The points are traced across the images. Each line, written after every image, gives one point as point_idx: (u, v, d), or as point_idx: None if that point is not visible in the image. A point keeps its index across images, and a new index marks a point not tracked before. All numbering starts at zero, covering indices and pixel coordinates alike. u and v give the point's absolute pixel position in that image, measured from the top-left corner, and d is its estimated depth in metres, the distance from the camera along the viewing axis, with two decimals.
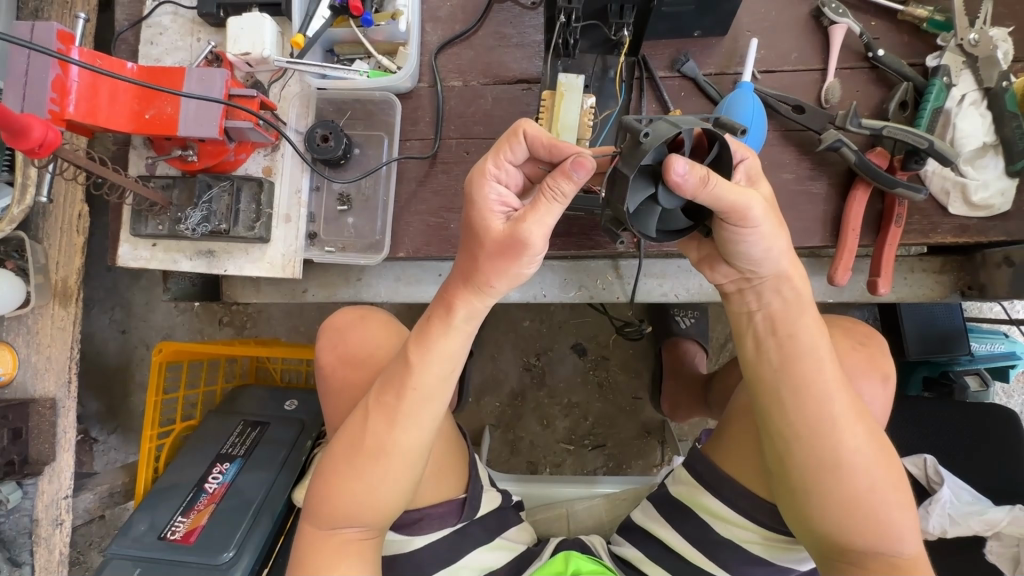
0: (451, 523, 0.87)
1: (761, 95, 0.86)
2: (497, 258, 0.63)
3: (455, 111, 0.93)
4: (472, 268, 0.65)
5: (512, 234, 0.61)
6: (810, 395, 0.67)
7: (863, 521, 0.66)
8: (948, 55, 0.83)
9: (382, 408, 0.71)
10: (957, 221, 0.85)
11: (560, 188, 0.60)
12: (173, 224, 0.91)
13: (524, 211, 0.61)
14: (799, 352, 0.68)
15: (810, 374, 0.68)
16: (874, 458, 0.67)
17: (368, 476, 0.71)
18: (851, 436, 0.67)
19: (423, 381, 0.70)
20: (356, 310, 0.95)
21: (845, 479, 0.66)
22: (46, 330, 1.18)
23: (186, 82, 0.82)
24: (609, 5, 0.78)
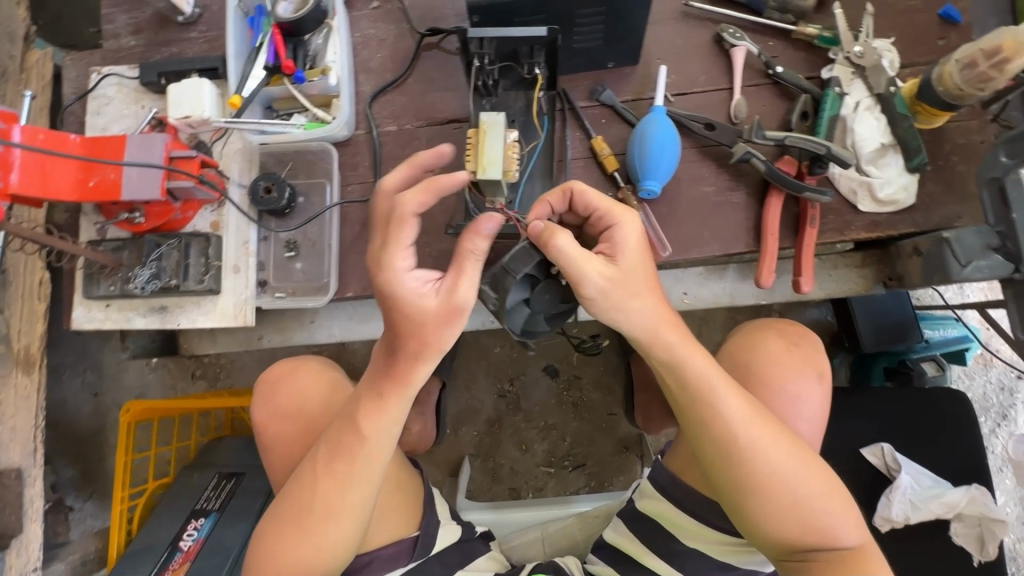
0: (403, 562, 0.87)
1: (675, 116, 0.92)
2: (446, 331, 0.68)
3: (392, 154, 0.98)
4: (423, 341, 0.68)
5: (450, 305, 0.67)
6: (714, 423, 0.70)
7: (799, 526, 0.69)
8: (838, 67, 0.90)
9: (329, 474, 0.75)
10: (868, 218, 0.90)
11: (477, 247, 0.66)
12: (123, 284, 0.93)
13: (452, 282, 0.67)
14: (696, 387, 0.71)
15: (718, 399, 0.70)
16: (792, 467, 0.69)
17: (316, 537, 0.75)
18: (765, 451, 0.69)
19: (373, 443, 0.74)
20: (286, 363, 0.96)
21: (769, 490, 0.69)
22: (9, 400, 1.18)
23: (127, 149, 0.85)
24: (520, 47, 0.82)
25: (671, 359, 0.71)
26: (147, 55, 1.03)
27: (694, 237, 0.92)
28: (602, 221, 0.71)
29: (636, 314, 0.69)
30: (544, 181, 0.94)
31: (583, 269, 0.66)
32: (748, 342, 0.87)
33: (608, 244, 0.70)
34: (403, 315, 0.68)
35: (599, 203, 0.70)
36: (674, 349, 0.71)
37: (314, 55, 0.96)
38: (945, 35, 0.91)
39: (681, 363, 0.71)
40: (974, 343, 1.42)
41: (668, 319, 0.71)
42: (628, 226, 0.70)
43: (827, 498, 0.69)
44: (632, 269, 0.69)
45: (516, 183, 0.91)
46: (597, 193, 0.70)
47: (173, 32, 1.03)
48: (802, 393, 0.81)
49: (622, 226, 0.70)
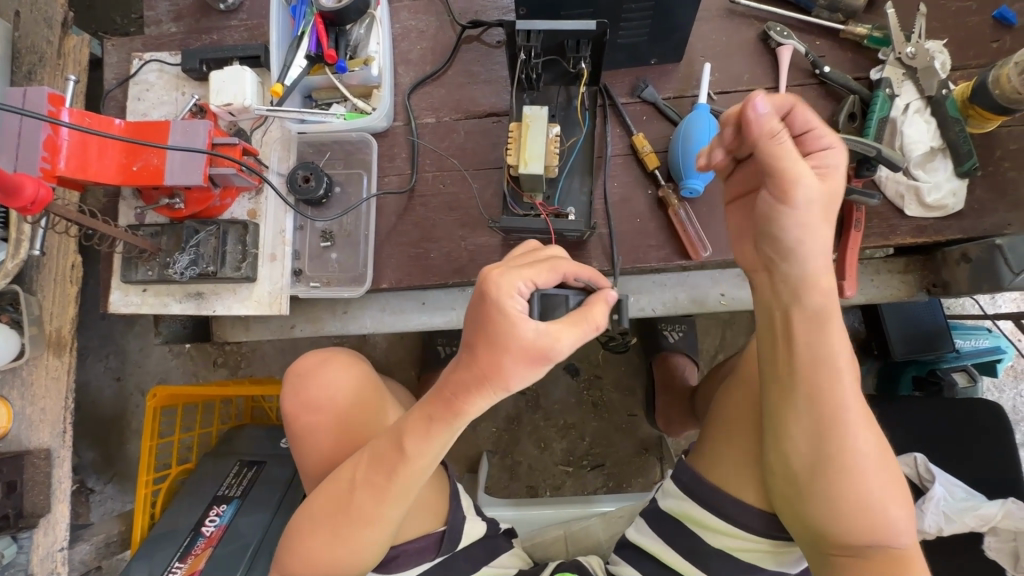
0: (430, 557, 0.87)
1: (718, 114, 0.91)
2: (518, 364, 0.61)
3: (430, 146, 0.98)
4: (491, 366, 0.62)
5: (544, 347, 0.61)
6: (822, 388, 0.69)
7: (863, 518, 0.67)
8: (889, 68, 0.88)
9: (379, 456, 0.74)
10: (915, 222, 0.88)
11: (597, 318, 0.64)
12: (161, 269, 0.94)
13: (562, 331, 0.61)
14: (805, 354, 0.70)
15: (823, 372, 0.69)
16: (879, 455, 0.68)
17: (354, 540, 0.75)
18: (859, 431, 0.68)
19: (414, 452, 0.72)
20: (319, 354, 0.96)
21: (848, 477, 0.67)
22: (41, 380, 1.20)
23: (171, 135, 0.85)
24: (567, 41, 0.82)
25: (818, 314, 0.70)
26: (188, 42, 1.03)
27: (734, 238, 0.91)
28: (811, 140, 0.69)
29: (765, 272, 0.68)
30: (584, 178, 0.93)
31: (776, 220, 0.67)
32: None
33: (819, 162, 0.68)
34: (487, 340, 0.61)
35: (789, 154, 0.65)
36: (799, 309, 0.71)
37: (355, 45, 0.96)
38: (1000, 38, 0.89)
39: (802, 321, 0.70)
40: (1007, 354, 1.39)
41: (799, 287, 0.70)
42: (807, 180, 0.65)
43: (899, 496, 0.68)
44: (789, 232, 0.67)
45: (555, 178, 0.91)
46: (773, 142, 0.65)
47: (214, 20, 1.04)
48: None
49: (799, 180, 0.65)
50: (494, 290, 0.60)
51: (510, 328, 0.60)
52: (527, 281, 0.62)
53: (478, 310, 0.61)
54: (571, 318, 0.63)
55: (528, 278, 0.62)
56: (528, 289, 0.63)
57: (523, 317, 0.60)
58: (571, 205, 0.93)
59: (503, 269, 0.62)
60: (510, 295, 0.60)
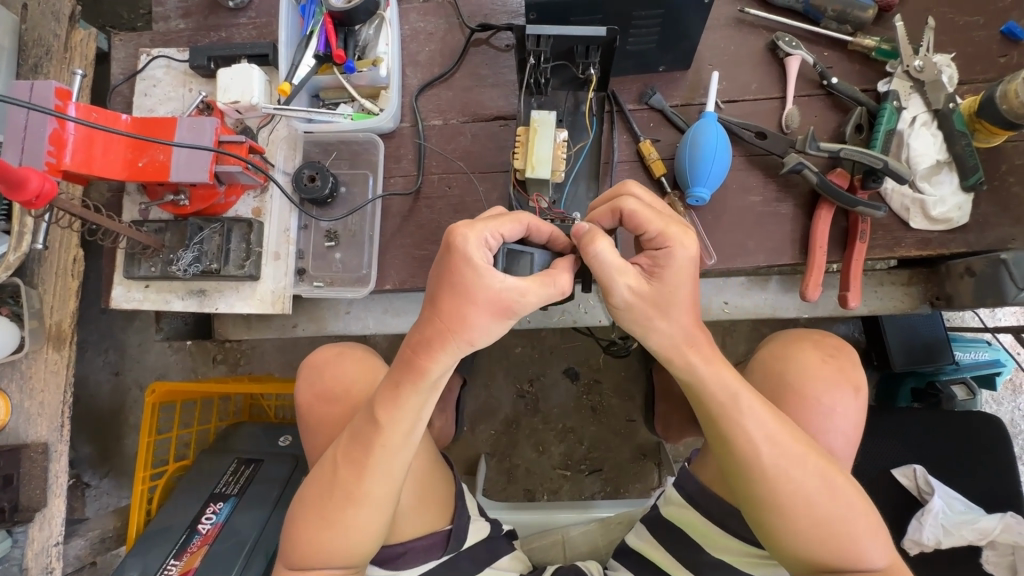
0: (437, 555, 0.87)
1: (725, 123, 0.91)
2: (482, 314, 0.61)
3: (436, 148, 0.98)
4: (457, 318, 0.61)
5: (510, 300, 0.61)
6: (739, 439, 0.69)
7: (823, 542, 0.68)
8: (896, 81, 0.88)
9: (352, 460, 0.73)
10: (919, 235, 0.88)
11: (560, 280, 0.65)
12: (165, 265, 0.94)
13: (527, 285, 0.61)
14: (711, 400, 0.69)
15: (739, 418, 0.68)
16: (819, 484, 0.68)
17: (342, 523, 0.74)
18: (790, 469, 0.68)
19: (391, 436, 0.71)
20: (335, 347, 0.96)
21: (795, 511, 0.68)
22: (39, 374, 1.20)
23: (177, 132, 0.85)
24: (576, 46, 0.82)
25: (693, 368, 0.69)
26: (196, 39, 1.03)
27: (739, 247, 0.91)
28: (658, 239, 0.65)
29: (664, 333, 0.67)
30: (590, 183, 0.93)
31: (612, 279, 0.64)
32: (779, 355, 0.86)
33: (653, 261, 0.65)
34: (453, 291, 0.61)
35: (651, 223, 0.65)
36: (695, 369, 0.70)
37: (364, 45, 0.96)
38: (1006, 53, 0.89)
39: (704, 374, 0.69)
40: (1005, 367, 1.40)
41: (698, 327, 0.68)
42: (682, 252, 0.64)
43: (855, 518, 0.68)
44: (675, 288, 0.65)
45: (562, 183, 0.91)
46: (650, 212, 0.66)
47: (223, 17, 1.04)
48: (837, 407, 0.80)
49: (673, 250, 0.64)
50: (462, 242, 0.61)
51: (477, 277, 0.60)
52: (492, 230, 0.63)
53: (447, 265, 0.61)
54: (539, 277, 0.63)
55: (494, 228, 0.63)
56: (496, 238, 0.64)
57: (488, 266, 0.61)
58: (577, 210, 0.93)
59: (474, 220, 0.63)
60: (475, 244, 0.61)
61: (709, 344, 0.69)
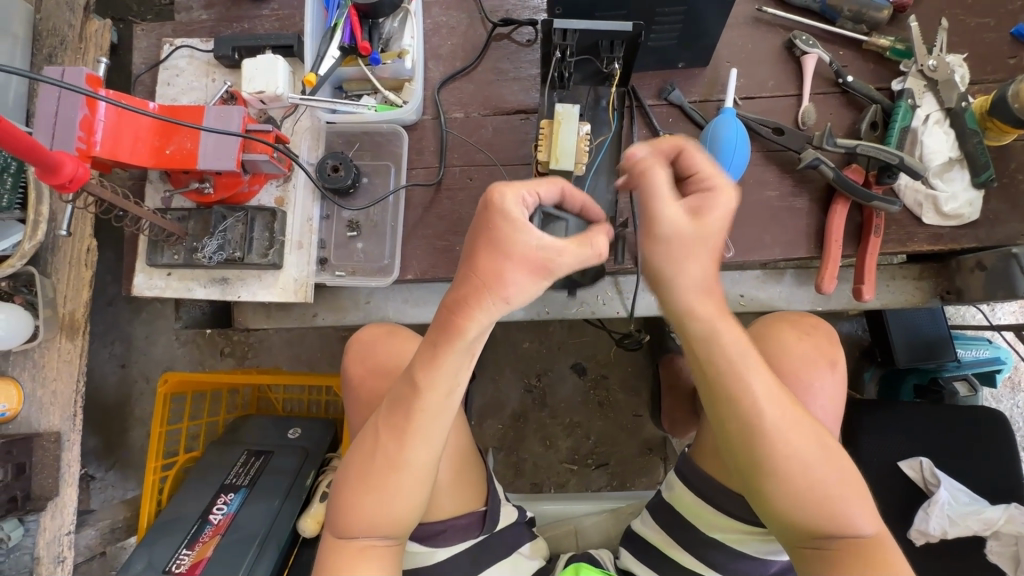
0: (474, 534, 0.89)
1: (744, 119, 0.93)
2: (520, 272, 0.60)
3: (457, 141, 0.99)
4: (494, 275, 0.60)
5: (547, 257, 0.60)
6: (737, 402, 0.68)
7: (815, 508, 0.68)
8: (911, 80, 0.90)
9: (393, 427, 0.74)
10: (931, 230, 0.91)
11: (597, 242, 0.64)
12: (189, 253, 0.94)
13: (566, 244, 0.59)
14: (706, 362, 0.68)
15: (732, 378, 0.68)
16: (811, 447, 0.68)
17: (386, 489, 0.74)
18: (784, 433, 0.68)
19: (431, 400, 0.71)
20: (383, 326, 0.97)
21: (788, 473, 0.68)
22: (53, 363, 1.20)
23: (205, 119, 0.86)
24: (601, 41, 0.83)
25: (682, 327, 0.68)
26: (219, 30, 1.04)
27: (755, 240, 0.93)
28: (703, 182, 0.64)
29: (689, 280, 0.64)
30: (610, 177, 0.95)
31: (655, 210, 0.62)
32: (765, 337, 0.87)
33: (698, 199, 0.63)
34: (491, 248, 0.60)
35: (701, 164, 0.64)
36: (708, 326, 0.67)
37: (387, 37, 0.96)
38: (1016, 54, 0.92)
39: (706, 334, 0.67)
40: (1005, 364, 1.43)
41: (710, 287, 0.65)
42: (726, 201, 0.62)
43: (843, 483, 0.68)
44: (710, 239, 0.63)
45: (583, 176, 0.93)
46: (705, 154, 0.64)
47: (245, 9, 1.05)
48: (817, 385, 0.82)
49: (716, 195, 0.63)
50: (500, 198, 0.60)
51: (513, 232, 0.59)
52: (528, 191, 0.63)
53: (483, 220, 0.60)
54: (576, 238, 0.62)
55: (529, 189, 0.63)
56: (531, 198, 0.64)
57: (525, 223, 0.59)
58: (597, 203, 0.95)
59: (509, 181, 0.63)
60: (512, 201, 0.60)
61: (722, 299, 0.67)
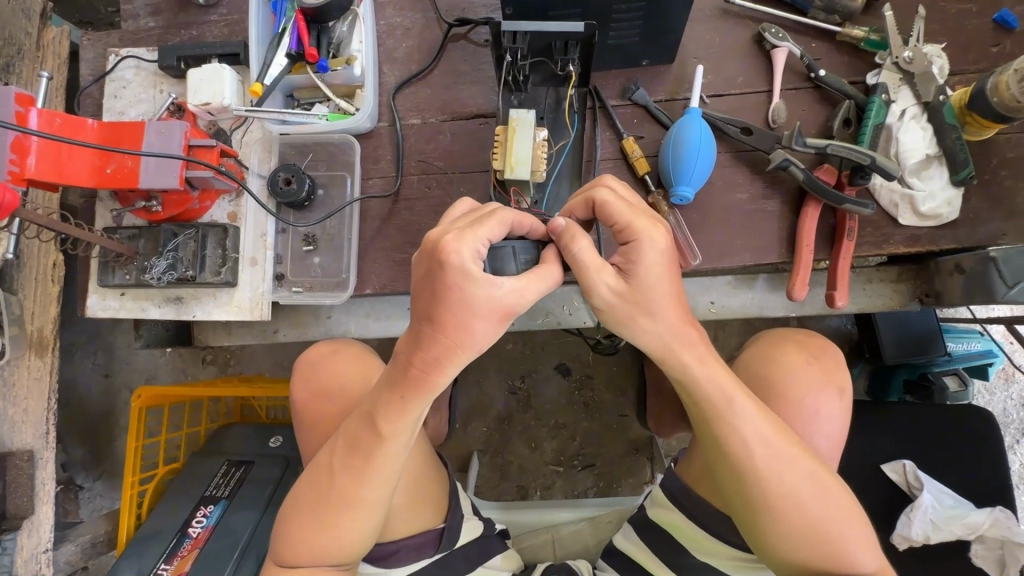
0: (429, 553, 0.88)
1: (710, 118, 0.89)
2: (488, 322, 0.59)
3: (415, 148, 0.95)
4: (461, 330, 0.59)
5: (512, 304, 0.59)
6: (732, 440, 0.67)
7: (807, 546, 0.67)
8: (885, 73, 0.86)
9: (350, 468, 0.73)
10: (909, 231, 0.86)
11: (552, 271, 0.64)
12: (139, 273, 0.91)
13: (526, 284, 0.60)
14: (715, 398, 0.67)
15: (729, 417, 0.67)
16: (807, 486, 0.67)
17: (337, 526, 0.74)
18: (782, 471, 0.67)
19: (393, 445, 0.71)
20: (330, 345, 0.96)
21: (782, 512, 0.67)
22: (22, 382, 1.18)
23: (145, 137, 0.83)
24: (553, 42, 0.79)
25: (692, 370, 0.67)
26: (166, 38, 1.00)
27: (725, 246, 0.89)
28: (624, 233, 0.62)
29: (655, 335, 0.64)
30: (572, 183, 0.91)
31: (591, 281, 0.61)
32: (762, 357, 0.84)
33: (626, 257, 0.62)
34: (453, 306, 0.58)
35: (622, 213, 0.62)
36: (685, 368, 0.67)
37: (338, 43, 0.93)
38: (999, 41, 0.87)
39: (701, 370, 0.66)
40: (998, 358, 1.38)
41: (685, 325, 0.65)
42: (656, 244, 0.61)
43: (837, 521, 0.67)
44: (653, 285, 0.61)
45: (543, 183, 0.89)
46: (621, 204, 0.62)
47: (192, 14, 1.00)
48: (820, 409, 0.79)
49: (641, 244, 0.61)
50: (455, 256, 0.57)
51: (476, 288, 0.57)
52: (482, 238, 0.59)
53: (438, 279, 0.57)
54: (534, 273, 0.62)
55: (483, 235, 0.59)
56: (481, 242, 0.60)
57: (486, 276, 0.57)
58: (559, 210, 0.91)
59: (459, 231, 0.58)
60: (469, 256, 0.57)
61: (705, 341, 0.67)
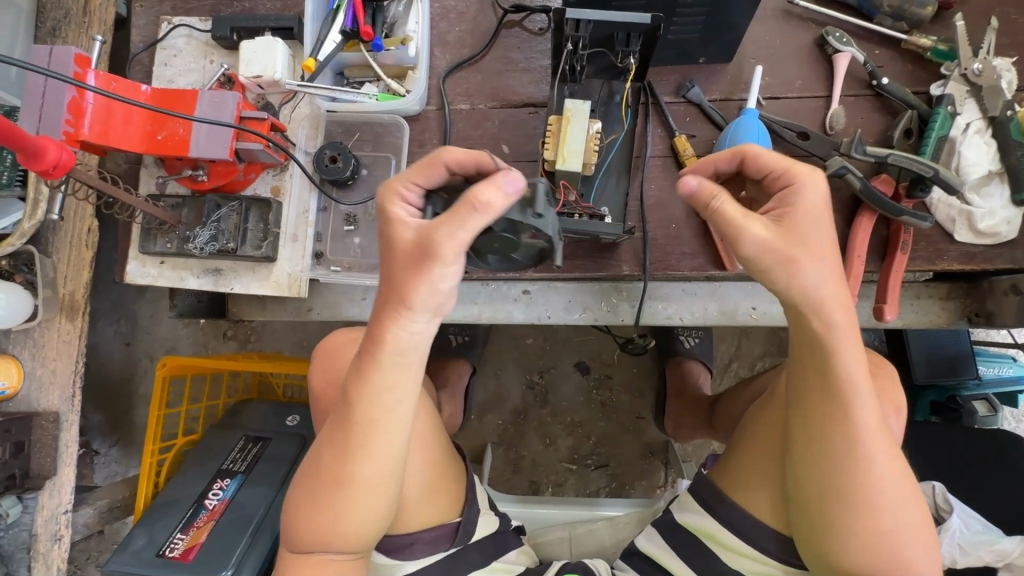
0: (443, 548, 0.86)
1: (767, 120, 0.87)
2: (407, 270, 0.57)
3: (462, 134, 0.94)
4: (387, 283, 0.60)
5: (423, 246, 0.56)
6: (842, 428, 0.63)
7: (879, 554, 0.64)
8: (952, 84, 0.84)
9: (336, 443, 0.66)
10: (964, 248, 0.84)
11: (484, 197, 0.53)
12: (181, 242, 0.92)
13: (437, 220, 0.54)
14: (837, 384, 0.62)
15: (842, 405, 0.63)
16: (899, 492, 0.63)
17: (335, 509, 0.67)
18: (881, 472, 0.63)
19: (374, 416, 0.64)
20: (347, 334, 0.95)
21: (870, 516, 0.63)
22: (52, 343, 1.18)
23: (198, 105, 0.83)
24: (616, 33, 0.78)
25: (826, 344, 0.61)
26: (219, 9, 1.00)
27: None
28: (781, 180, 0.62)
29: (809, 284, 0.58)
30: (620, 178, 0.90)
31: (745, 227, 0.57)
32: None
33: (782, 204, 0.61)
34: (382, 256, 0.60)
35: (773, 161, 0.63)
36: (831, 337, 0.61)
37: (392, 23, 0.91)
38: None
39: (832, 349, 0.61)
40: None
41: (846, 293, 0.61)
42: (814, 192, 0.60)
43: (914, 532, 0.64)
44: (813, 230, 0.59)
45: (592, 176, 0.87)
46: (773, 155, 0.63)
47: None
48: (885, 422, 0.77)
49: (803, 185, 0.60)
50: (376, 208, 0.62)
51: (388, 237, 0.59)
52: (408, 184, 0.62)
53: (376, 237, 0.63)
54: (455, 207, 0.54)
55: (405, 182, 0.62)
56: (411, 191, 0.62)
57: (400, 221, 0.59)
58: (606, 205, 0.89)
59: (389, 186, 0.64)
60: (388, 206, 0.61)
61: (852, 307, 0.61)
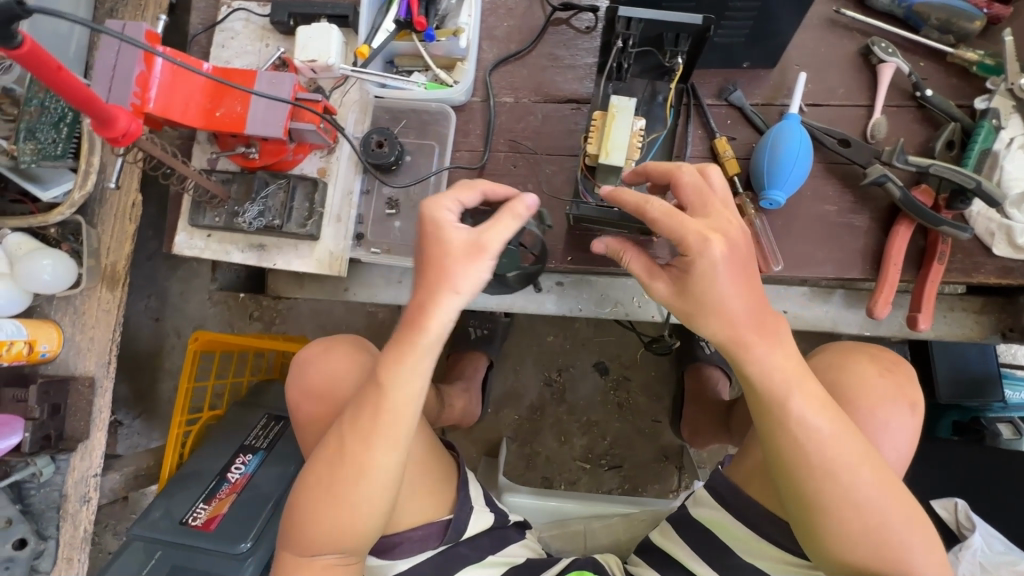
0: (434, 544, 0.85)
1: (809, 126, 0.88)
2: (462, 261, 0.64)
3: (506, 126, 0.97)
4: (439, 269, 0.64)
5: (477, 240, 0.64)
6: (795, 440, 0.65)
7: (875, 553, 0.65)
8: (997, 99, 0.84)
9: (357, 429, 0.71)
10: (1000, 263, 0.85)
11: (515, 210, 0.66)
12: (230, 217, 0.95)
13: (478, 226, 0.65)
14: (770, 394, 0.66)
15: (790, 416, 0.65)
16: (876, 493, 0.65)
17: (348, 499, 0.70)
18: (853, 476, 0.65)
19: (395, 399, 0.69)
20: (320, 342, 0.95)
21: (852, 518, 0.65)
22: (92, 311, 1.21)
23: (257, 84, 0.86)
24: (666, 33, 0.79)
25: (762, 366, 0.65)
26: None
27: (807, 256, 0.88)
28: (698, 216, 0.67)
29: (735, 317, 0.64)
30: None
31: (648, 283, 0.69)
32: (831, 365, 0.82)
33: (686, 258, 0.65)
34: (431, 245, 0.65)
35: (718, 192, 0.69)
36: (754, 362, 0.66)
37: (444, 15, 0.95)
38: None
39: (752, 360, 0.66)
40: None
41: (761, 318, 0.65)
42: (716, 250, 0.63)
43: (906, 530, 0.65)
44: (706, 287, 0.64)
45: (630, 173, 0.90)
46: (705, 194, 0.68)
47: None
48: (890, 422, 0.77)
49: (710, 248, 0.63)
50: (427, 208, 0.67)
51: (438, 230, 0.65)
52: (453, 199, 0.68)
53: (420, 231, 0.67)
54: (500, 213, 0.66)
55: (453, 196, 0.68)
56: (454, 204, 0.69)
57: (453, 224, 0.66)
58: None
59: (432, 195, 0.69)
60: (441, 206, 0.67)
61: (771, 323, 0.66)
